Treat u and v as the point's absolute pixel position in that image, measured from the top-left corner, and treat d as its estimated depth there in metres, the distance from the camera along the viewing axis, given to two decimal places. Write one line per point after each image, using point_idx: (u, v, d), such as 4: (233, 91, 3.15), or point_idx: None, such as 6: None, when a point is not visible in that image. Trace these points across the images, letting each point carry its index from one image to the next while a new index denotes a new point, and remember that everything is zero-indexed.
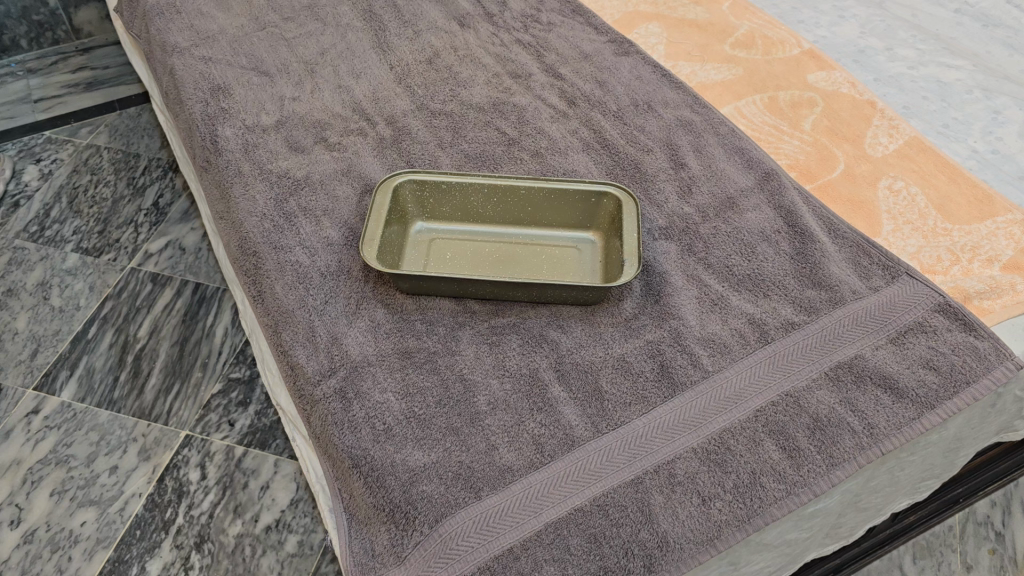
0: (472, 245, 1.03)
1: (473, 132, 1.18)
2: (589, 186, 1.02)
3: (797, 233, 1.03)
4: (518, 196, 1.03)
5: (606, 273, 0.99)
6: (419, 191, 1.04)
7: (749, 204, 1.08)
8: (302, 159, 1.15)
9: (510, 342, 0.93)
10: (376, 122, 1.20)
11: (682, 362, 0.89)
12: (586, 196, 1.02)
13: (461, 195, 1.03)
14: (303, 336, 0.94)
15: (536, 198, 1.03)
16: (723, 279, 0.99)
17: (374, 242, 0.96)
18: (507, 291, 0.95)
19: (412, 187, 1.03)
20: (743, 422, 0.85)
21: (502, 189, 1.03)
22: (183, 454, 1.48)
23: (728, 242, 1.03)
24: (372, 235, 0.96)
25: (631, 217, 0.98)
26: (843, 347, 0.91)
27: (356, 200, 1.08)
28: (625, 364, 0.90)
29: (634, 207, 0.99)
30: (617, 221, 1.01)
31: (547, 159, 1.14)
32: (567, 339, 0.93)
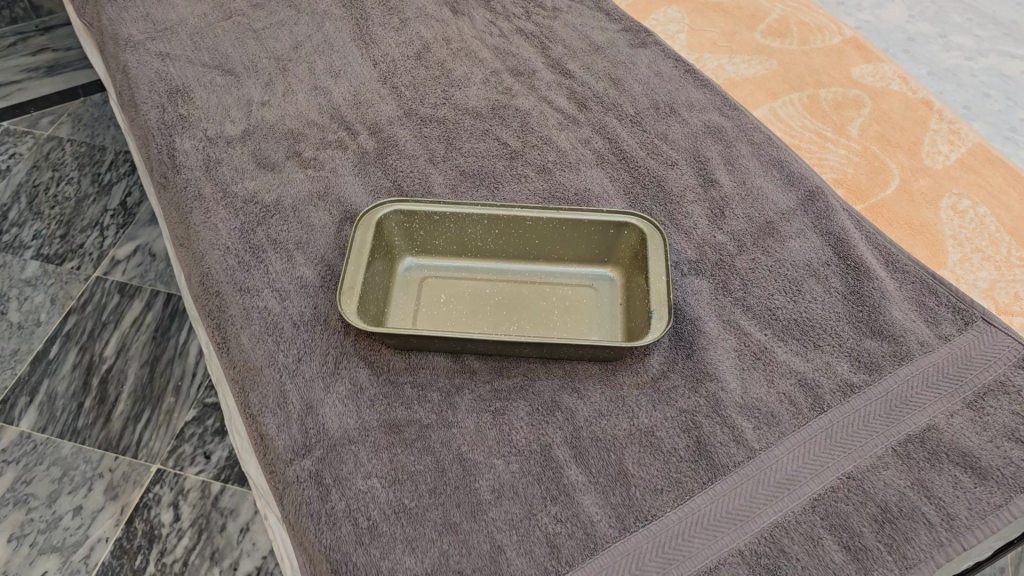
0: (470, 286, 0.88)
1: (471, 144, 1.02)
2: (609, 216, 0.86)
3: (848, 268, 0.89)
4: (524, 228, 0.87)
5: (628, 323, 0.84)
6: (407, 223, 0.88)
7: (791, 231, 0.93)
8: (273, 179, 0.99)
9: (517, 410, 0.78)
10: (357, 132, 1.04)
11: (721, 437, 0.75)
12: (604, 229, 0.87)
13: (457, 228, 0.88)
14: (273, 402, 0.80)
15: (545, 231, 0.87)
16: (765, 326, 0.84)
17: (354, 289, 0.80)
18: (513, 349, 0.80)
19: (399, 219, 0.88)
20: (796, 515, 0.70)
21: (505, 221, 0.87)
22: (154, 492, 1.34)
23: (769, 279, 0.88)
24: (350, 281, 0.81)
25: (658, 257, 0.83)
26: (913, 414, 0.76)
27: (334, 230, 0.93)
28: (654, 440, 0.75)
29: (660, 244, 0.84)
30: (641, 260, 0.85)
31: (556, 176, 0.98)
32: (584, 406, 0.78)
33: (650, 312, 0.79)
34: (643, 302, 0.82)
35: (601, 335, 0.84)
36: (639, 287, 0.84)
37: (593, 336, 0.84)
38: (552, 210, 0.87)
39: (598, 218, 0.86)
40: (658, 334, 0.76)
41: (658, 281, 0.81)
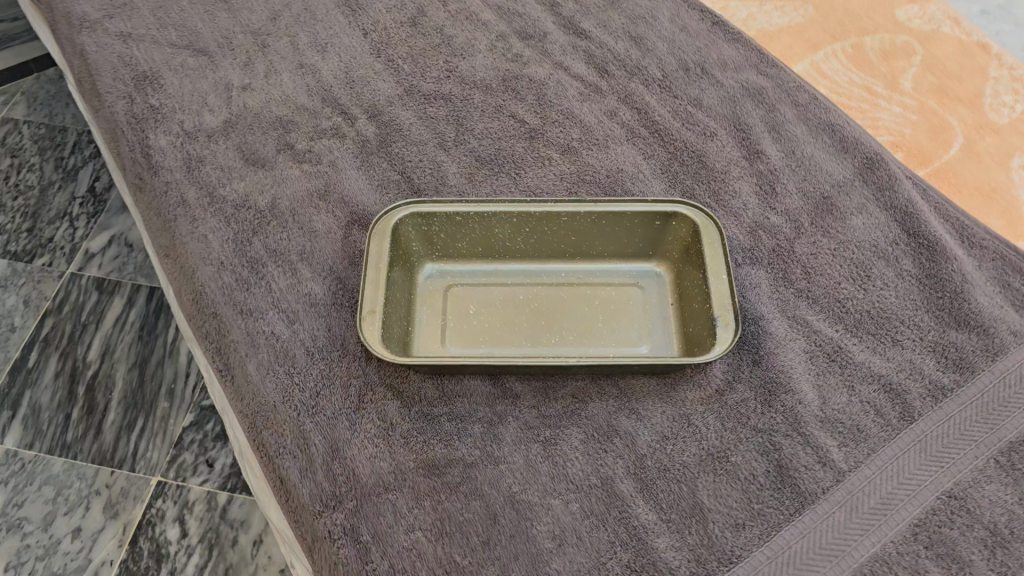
0: (500, 294, 0.78)
1: (485, 124, 0.91)
2: (655, 206, 0.76)
3: (920, 248, 0.80)
4: (559, 224, 0.77)
5: (683, 327, 0.75)
6: (424, 226, 0.78)
7: (852, 207, 0.83)
8: (264, 177, 0.87)
9: (570, 438, 0.69)
10: (354, 116, 0.92)
11: (804, 459, 0.66)
12: (649, 220, 0.77)
13: (482, 228, 0.78)
14: (293, 445, 0.70)
15: (582, 227, 0.77)
16: (835, 321, 0.76)
17: (375, 311, 0.70)
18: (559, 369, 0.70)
19: (416, 222, 0.77)
20: (897, 545, 0.63)
21: (538, 218, 0.77)
22: (158, 507, 1.25)
23: (833, 266, 0.79)
24: (370, 303, 0.71)
25: (716, 252, 0.73)
26: (1013, 419, 0.68)
27: (341, 235, 0.82)
28: (729, 466, 0.67)
29: (716, 237, 0.74)
30: (693, 254, 0.76)
31: (583, 157, 0.88)
32: (645, 430, 0.69)
33: (713, 318, 0.70)
34: (700, 304, 0.72)
35: (654, 343, 0.75)
36: (693, 286, 0.75)
37: (645, 345, 0.75)
38: (589, 203, 0.76)
39: (642, 209, 0.76)
40: (726, 347, 0.67)
41: (719, 282, 0.71)
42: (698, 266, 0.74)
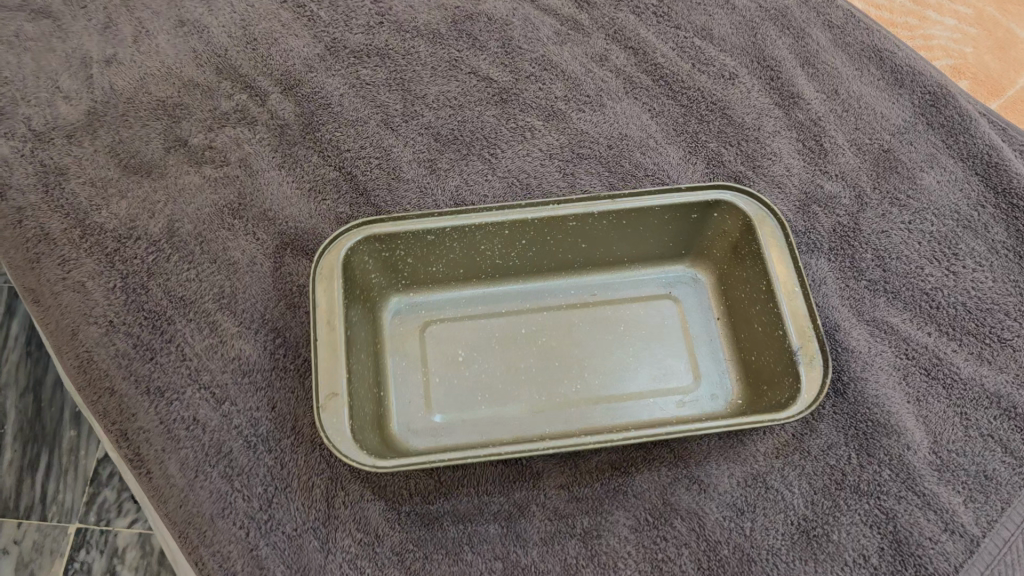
0: (497, 327, 0.59)
1: (439, 88, 0.69)
2: (692, 196, 0.57)
3: (1014, 210, 0.63)
4: (566, 230, 0.58)
5: (740, 353, 0.58)
6: (386, 250, 0.57)
7: (920, 160, 0.66)
8: (152, 189, 0.64)
9: (618, 527, 0.53)
10: (263, 90, 0.69)
11: (925, 527, 0.51)
12: (683, 214, 0.58)
13: (464, 246, 0.58)
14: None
15: (598, 230, 0.58)
16: (926, 321, 0.59)
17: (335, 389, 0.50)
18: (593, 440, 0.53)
19: (374, 248, 0.56)
20: None
21: (539, 225, 0.57)
22: (71, 565, 0.67)
23: (910, 245, 0.62)
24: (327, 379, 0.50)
25: (781, 255, 0.55)
26: None
27: (269, 266, 0.61)
28: (830, 545, 0.51)
29: (778, 233, 0.55)
30: (744, 256, 0.58)
31: (574, 123, 0.67)
32: (713, 504, 0.53)
33: (791, 351, 0.52)
34: (766, 327, 0.55)
35: (704, 379, 0.57)
36: (749, 299, 0.57)
37: (693, 382, 0.57)
38: (605, 198, 0.57)
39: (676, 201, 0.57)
40: (815, 392, 0.50)
41: (793, 298, 0.53)
42: (755, 274, 0.56)
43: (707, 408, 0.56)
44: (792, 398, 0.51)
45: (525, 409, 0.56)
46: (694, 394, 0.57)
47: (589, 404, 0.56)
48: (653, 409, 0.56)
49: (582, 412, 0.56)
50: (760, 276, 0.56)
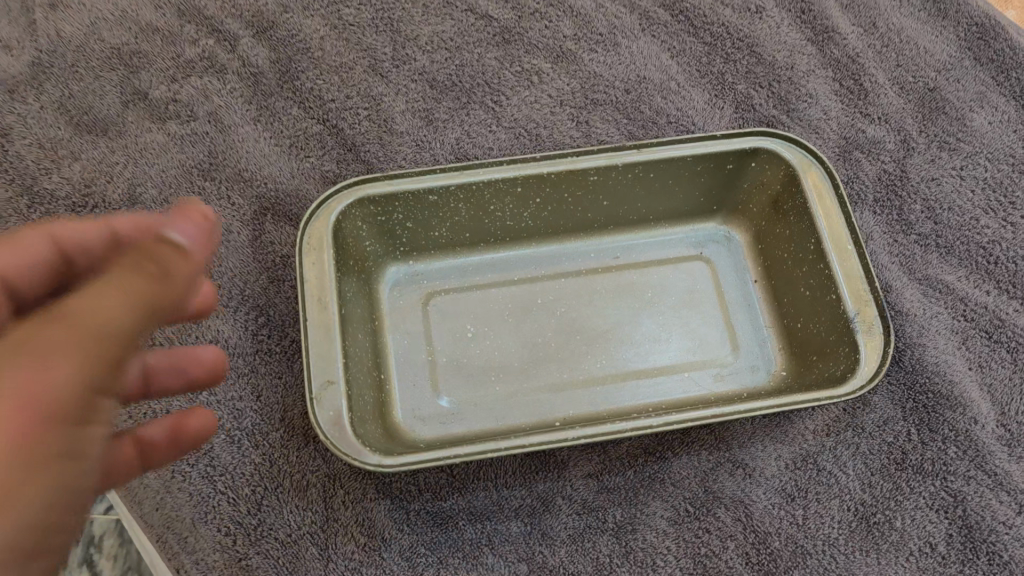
0: (509, 298, 0.53)
1: (432, 29, 0.61)
2: (728, 144, 0.50)
3: None
4: (587, 186, 0.51)
5: (783, 320, 0.52)
6: (381, 214, 0.50)
7: (969, 99, 0.59)
8: (109, 150, 0.56)
9: (654, 519, 0.47)
10: (232, 34, 0.60)
11: (998, 510, 0.46)
12: (717, 165, 0.51)
13: (470, 206, 0.51)
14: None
15: (621, 185, 0.51)
16: (984, 278, 0.54)
17: (332, 377, 0.43)
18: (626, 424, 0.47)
19: (368, 211, 0.49)
20: None
21: (556, 180, 0.50)
22: None
23: (963, 194, 0.56)
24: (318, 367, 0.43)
25: (831, 208, 0.48)
26: None
27: (247, 234, 0.54)
28: (892, 533, 0.46)
29: (827, 183, 0.49)
30: (786, 211, 0.52)
31: (585, 65, 0.60)
32: (759, 491, 0.47)
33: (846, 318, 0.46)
34: (815, 291, 0.49)
35: (743, 349, 0.52)
36: (794, 260, 0.51)
37: (731, 353, 0.51)
38: (630, 148, 0.50)
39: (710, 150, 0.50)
40: (876, 365, 0.44)
41: (847, 257, 0.47)
42: (801, 231, 0.50)
43: (748, 381, 0.51)
44: (850, 370, 0.45)
45: (546, 389, 0.50)
46: (733, 366, 0.51)
47: (617, 381, 0.50)
48: (689, 384, 0.50)
49: (609, 390, 0.50)
50: (808, 233, 0.49)
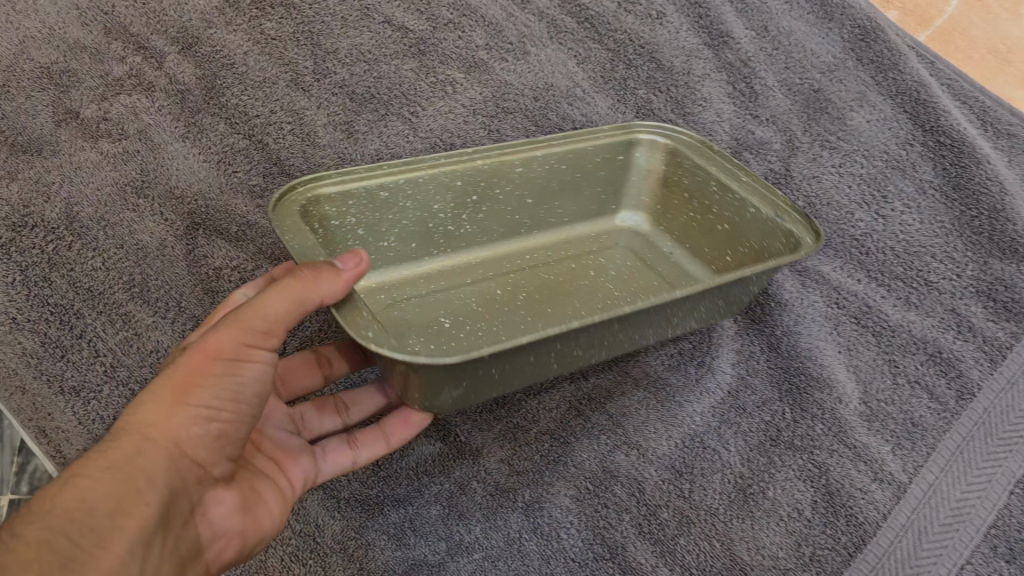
0: (466, 292, 0.54)
1: (350, 41, 0.63)
2: (624, 132, 0.58)
3: (941, 149, 0.63)
4: (516, 178, 0.56)
5: (716, 263, 0.57)
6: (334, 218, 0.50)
7: (850, 98, 0.65)
8: (45, 170, 0.59)
9: (557, 498, 0.52)
10: (158, 51, 0.63)
11: (855, 478, 0.53)
12: (613, 156, 0.59)
13: (421, 202, 0.53)
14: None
15: (541, 179, 0.57)
16: (856, 268, 0.60)
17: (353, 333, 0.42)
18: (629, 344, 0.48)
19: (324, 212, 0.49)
20: (978, 566, 0.50)
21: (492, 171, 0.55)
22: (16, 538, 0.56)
23: (840, 189, 0.62)
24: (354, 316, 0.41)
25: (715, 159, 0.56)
26: None
27: (181, 249, 0.58)
28: (765, 502, 0.52)
29: (706, 146, 0.57)
30: (681, 180, 0.59)
31: (498, 74, 0.64)
32: (651, 469, 0.53)
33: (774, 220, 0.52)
34: (734, 219, 0.55)
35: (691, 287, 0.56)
36: (704, 216, 0.58)
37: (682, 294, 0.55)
38: (553, 137, 0.55)
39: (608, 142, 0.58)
40: (810, 236, 0.50)
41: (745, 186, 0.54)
42: (698, 186, 0.58)
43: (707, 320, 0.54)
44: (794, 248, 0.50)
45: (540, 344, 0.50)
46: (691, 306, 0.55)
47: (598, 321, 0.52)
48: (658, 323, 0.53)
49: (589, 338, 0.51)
50: (722, 187, 0.56)
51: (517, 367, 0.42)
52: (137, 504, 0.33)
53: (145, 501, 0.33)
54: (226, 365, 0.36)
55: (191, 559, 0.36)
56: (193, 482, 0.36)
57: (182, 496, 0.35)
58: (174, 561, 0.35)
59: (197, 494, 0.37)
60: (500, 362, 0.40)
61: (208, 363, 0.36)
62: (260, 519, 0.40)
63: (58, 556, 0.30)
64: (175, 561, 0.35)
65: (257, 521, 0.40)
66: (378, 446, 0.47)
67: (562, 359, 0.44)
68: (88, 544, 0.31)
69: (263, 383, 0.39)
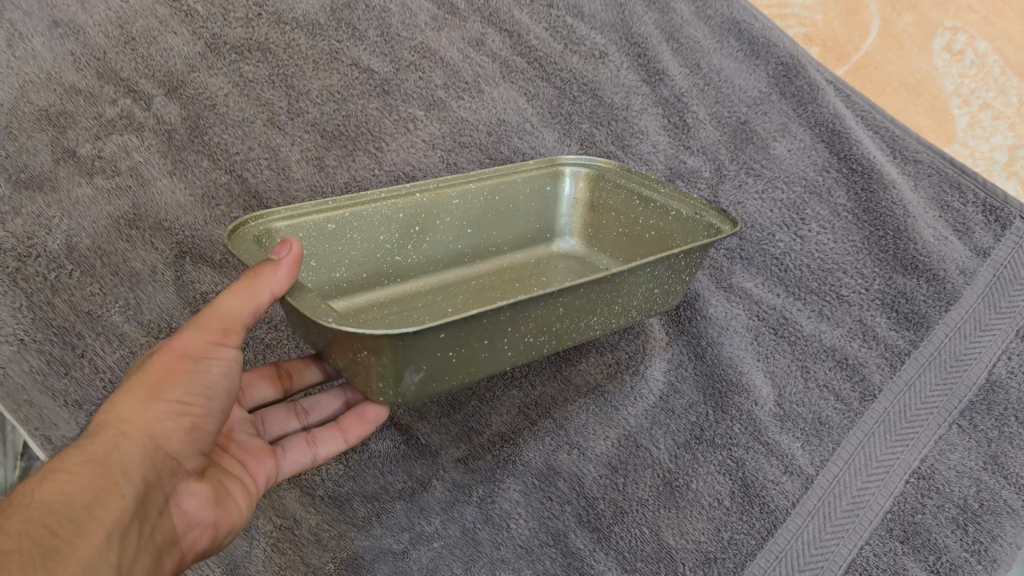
0: (425, 310, 0.60)
1: (321, 83, 0.71)
2: (551, 167, 0.69)
3: (853, 175, 0.71)
4: (455, 211, 0.64)
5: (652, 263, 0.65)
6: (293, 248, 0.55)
7: (772, 129, 0.73)
8: (45, 205, 0.62)
9: (508, 492, 0.59)
10: (147, 93, 0.68)
11: (768, 471, 0.60)
12: (538, 188, 0.68)
13: (370, 233, 0.60)
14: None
15: (477, 210, 0.65)
16: (776, 284, 0.68)
17: (310, 331, 0.46)
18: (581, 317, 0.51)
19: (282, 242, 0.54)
20: (874, 547, 0.58)
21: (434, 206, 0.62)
22: None
23: (764, 212, 0.70)
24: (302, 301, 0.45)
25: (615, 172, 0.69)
26: (971, 370, 0.64)
27: (170, 276, 0.65)
28: (689, 494, 0.59)
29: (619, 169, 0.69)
30: (604, 204, 0.69)
31: (455, 113, 0.72)
32: (591, 466, 0.60)
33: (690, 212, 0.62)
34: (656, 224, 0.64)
35: None
36: (630, 229, 0.67)
37: None
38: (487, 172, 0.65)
39: (534, 173, 0.68)
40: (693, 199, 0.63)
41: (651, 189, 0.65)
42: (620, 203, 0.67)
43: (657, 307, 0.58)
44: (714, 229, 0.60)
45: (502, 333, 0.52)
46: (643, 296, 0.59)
47: None
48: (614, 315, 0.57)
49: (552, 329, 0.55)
50: (643, 200, 0.65)
51: (475, 350, 0.46)
52: (113, 495, 0.37)
53: (121, 492, 0.38)
54: (192, 364, 0.42)
55: (168, 543, 0.42)
56: (167, 473, 0.42)
57: (156, 486, 0.41)
58: (153, 547, 0.40)
59: (171, 484, 0.42)
60: (463, 340, 0.45)
61: (176, 364, 0.42)
62: (230, 510, 0.46)
63: (37, 546, 0.32)
64: (156, 544, 0.40)
65: (229, 513, 0.46)
66: (337, 443, 0.53)
67: (514, 349, 0.49)
68: (68, 533, 0.34)
69: (227, 380, 0.45)
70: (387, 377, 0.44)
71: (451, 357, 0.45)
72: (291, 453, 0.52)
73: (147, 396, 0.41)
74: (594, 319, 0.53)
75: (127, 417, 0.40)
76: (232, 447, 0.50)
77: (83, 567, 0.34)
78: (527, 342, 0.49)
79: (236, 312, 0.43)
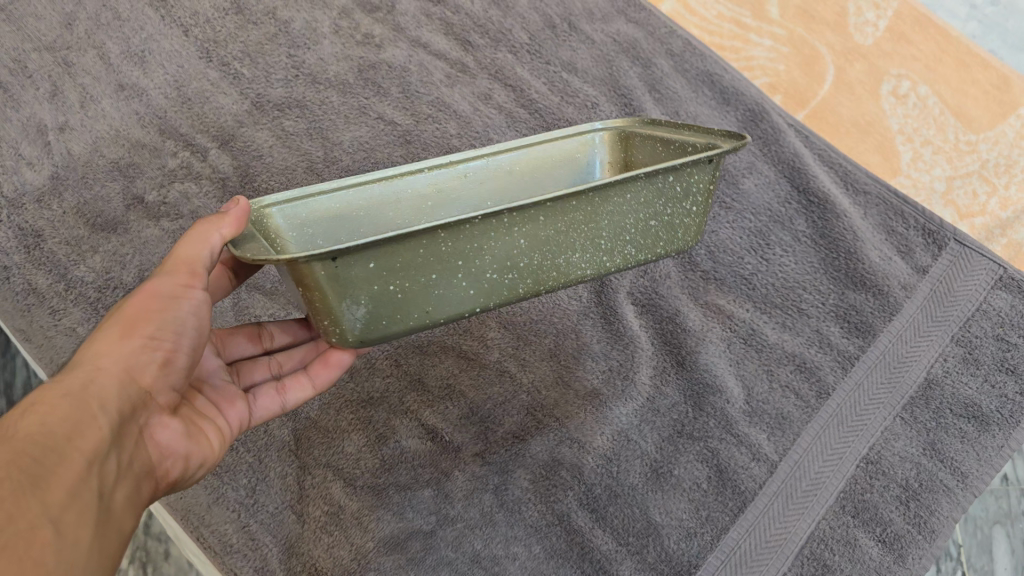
0: None
1: (352, 134, 0.83)
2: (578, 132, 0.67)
3: (811, 206, 0.82)
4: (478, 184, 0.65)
5: None
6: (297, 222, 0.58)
7: (742, 167, 0.85)
8: (120, 244, 0.76)
9: (519, 481, 0.69)
10: (202, 147, 0.81)
11: (738, 458, 0.71)
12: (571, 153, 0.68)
13: (378, 206, 0.61)
14: (231, 560, 0.65)
15: (506, 182, 0.66)
16: (745, 299, 0.79)
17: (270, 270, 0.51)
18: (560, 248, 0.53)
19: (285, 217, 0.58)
20: (829, 520, 0.70)
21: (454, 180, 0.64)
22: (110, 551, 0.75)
23: (733, 239, 0.82)
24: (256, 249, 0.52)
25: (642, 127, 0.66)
26: (911, 369, 0.75)
27: (229, 304, 0.75)
28: (673, 477, 0.70)
29: (644, 124, 0.66)
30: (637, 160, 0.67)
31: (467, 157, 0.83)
32: (589, 456, 0.71)
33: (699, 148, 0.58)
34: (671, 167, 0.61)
35: None
36: None
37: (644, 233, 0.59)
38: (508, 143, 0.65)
39: (562, 142, 0.67)
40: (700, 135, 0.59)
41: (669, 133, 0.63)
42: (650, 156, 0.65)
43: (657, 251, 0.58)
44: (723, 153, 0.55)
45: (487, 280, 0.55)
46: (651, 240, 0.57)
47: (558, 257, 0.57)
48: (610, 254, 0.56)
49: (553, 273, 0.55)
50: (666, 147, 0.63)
51: (422, 285, 0.49)
52: (92, 426, 0.44)
53: (99, 423, 0.44)
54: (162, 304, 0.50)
55: (145, 470, 0.48)
56: (144, 406, 0.48)
57: (131, 418, 0.47)
58: (131, 474, 0.46)
59: (146, 416, 0.49)
60: (400, 273, 0.48)
61: (148, 306, 0.49)
62: (199, 445, 0.53)
63: (24, 477, 0.39)
64: (133, 469, 0.46)
65: (199, 446, 0.53)
66: (304, 391, 0.61)
67: (478, 286, 0.52)
68: (51, 464, 0.40)
69: (197, 319, 0.51)
70: (331, 311, 0.48)
71: (392, 292, 0.49)
72: (262, 400, 0.60)
73: (124, 336, 0.48)
74: (573, 257, 0.54)
75: (106, 354, 0.48)
76: (205, 391, 0.57)
77: (66, 491, 0.40)
78: (487, 282, 0.52)
79: (196, 256, 0.51)
